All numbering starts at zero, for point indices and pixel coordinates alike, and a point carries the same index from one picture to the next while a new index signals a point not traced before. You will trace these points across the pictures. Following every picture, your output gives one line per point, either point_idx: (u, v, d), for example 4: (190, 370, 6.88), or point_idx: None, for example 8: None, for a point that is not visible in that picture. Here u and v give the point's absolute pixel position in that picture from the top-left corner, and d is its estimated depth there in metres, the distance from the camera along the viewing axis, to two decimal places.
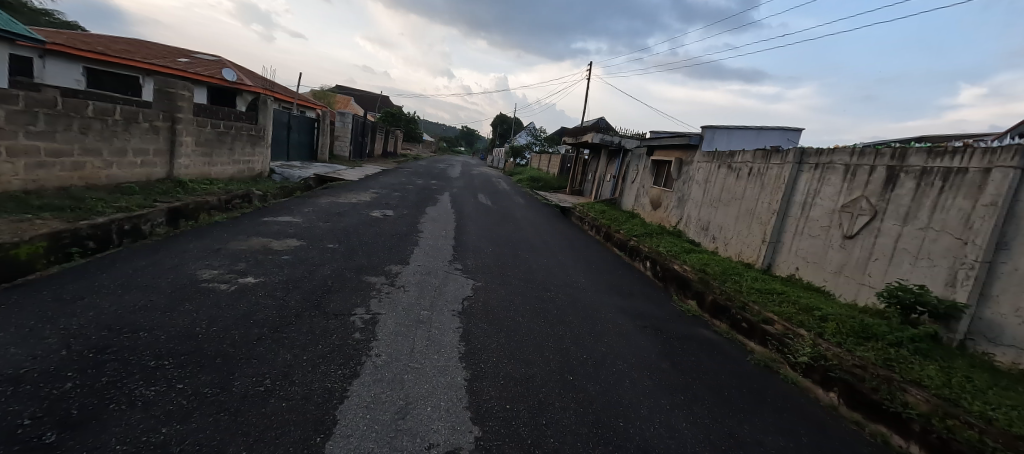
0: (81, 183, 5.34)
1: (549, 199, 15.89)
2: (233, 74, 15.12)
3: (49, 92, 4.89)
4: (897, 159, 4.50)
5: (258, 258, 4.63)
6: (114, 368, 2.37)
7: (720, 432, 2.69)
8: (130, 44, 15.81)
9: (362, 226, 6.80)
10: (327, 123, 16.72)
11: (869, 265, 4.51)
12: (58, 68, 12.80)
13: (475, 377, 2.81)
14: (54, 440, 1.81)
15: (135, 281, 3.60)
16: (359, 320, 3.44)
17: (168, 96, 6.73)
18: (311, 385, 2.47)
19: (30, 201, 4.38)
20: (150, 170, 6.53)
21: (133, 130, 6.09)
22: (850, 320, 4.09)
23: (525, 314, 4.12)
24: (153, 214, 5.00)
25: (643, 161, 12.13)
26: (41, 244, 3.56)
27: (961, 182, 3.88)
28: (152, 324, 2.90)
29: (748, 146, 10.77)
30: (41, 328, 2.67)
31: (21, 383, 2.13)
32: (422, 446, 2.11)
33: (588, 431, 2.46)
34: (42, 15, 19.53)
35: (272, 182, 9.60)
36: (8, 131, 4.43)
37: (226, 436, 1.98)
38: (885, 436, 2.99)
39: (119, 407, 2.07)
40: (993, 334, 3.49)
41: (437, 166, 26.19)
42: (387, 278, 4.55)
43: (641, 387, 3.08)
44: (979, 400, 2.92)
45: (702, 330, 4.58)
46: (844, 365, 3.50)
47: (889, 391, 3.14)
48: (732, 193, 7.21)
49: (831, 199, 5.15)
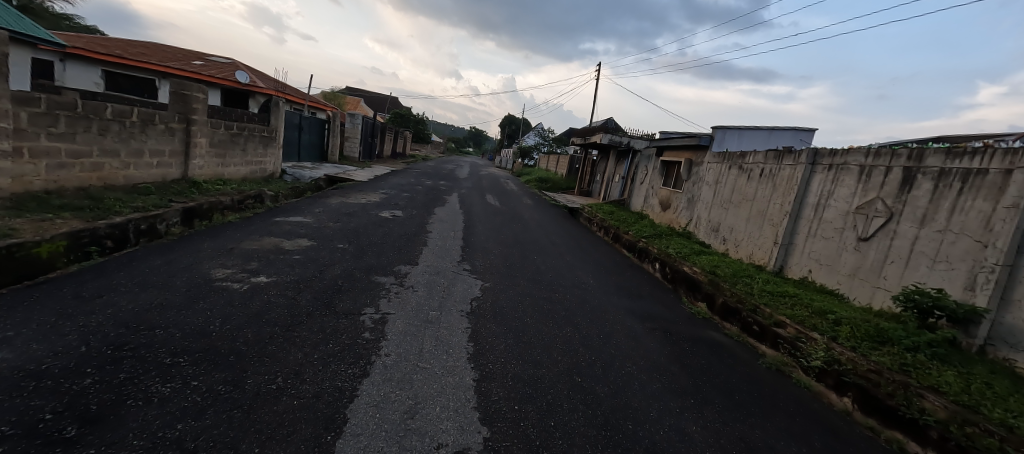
0: (99, 183, 5.45)
1: (554, 199, 16.07)
2: (246, 75, 15.35)
3: (69, 95, 4.99)
4: (914, 159, 4.41)
5: (270, 257, 4.69)
6: (131, 365, 2.41)
7: (731, 436, 2.66)
8: (147, 46, 16.13)
9: (373, 227, 6.89)
10: (338, 124, 16.97)
11: (885, 267, 4.43)
12: (78, 71, 13.13)
13: (484, 378, 2.81)
14: (74, 435, 1.85)
15: (151, 279, 3.66)
16: (369, 319, 3.46)
17: (183, 98, 6.84)
18: (323, 384, 2.49)
19: (51, 201, 4.48)
20: (165, 171, 6.64)
21: (149, 131, 6.21)
22: (865, 324, 4.03)
23: (533, 315, 4.10)
24: (169, 214, 5.07)
25: (651, 161, 12.02)
26: (61, 243, 3.64)
27: (981, 183, 3.81)
28: (167, 322, 2.95)
29: (757, 146, 10.62)
30: (62, 324, 2.73)
31: (41, 379, 2.17)
32: (430, 446, 2.12)
33: (597, 433, 2.45)
34: (60, 19, 19.96)
35: (284, 183, 9.76)
36: (31, 133, 4.53)
37: (238, 433, 2.00)
38: (901, 442, 2.92)
39: (135, 403, 2.10)
40: (1014, 340, 3.39)
41: (444, 166, 26.57)
42: (397, 278, 4.58)
43: (650, 389, 3.07)
44: (1000, 407, 2.85)
45: (712, 333, 4.53)
46: (859, 370, 3.43)
47: (906, 397, 3.07)
48: (743, 194, 7.13)
49: (845, 200, 5.07)
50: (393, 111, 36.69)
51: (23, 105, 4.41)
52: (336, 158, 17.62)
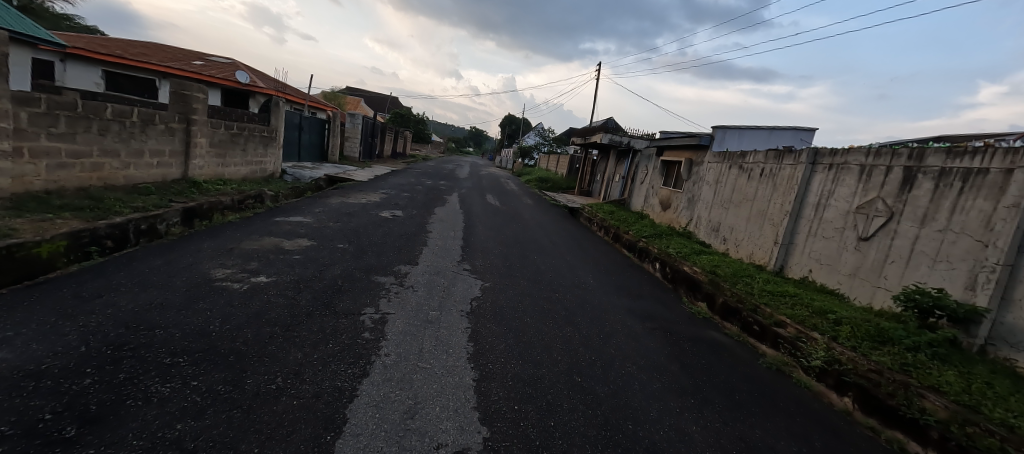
0: (99, 183, 5.46)
1: (555, 199, 16.04)
2: (246, 75, 15.35)
3: (69, 95, 4.98)
4: (914, 159, 4.41)
5: (270, 257, 4.69)
6: (131, 365, 2.41)
7: (731, 436, 2.66)
8: (147, 46, 16.13)
9: (373, 226, 6.89)
10: (338, 124, 16.97)
11: (885, 267, 4.42)
12: (79, 71, 13.15)
13: (484, 378, 2.81)
14: (74, 435, 1.85)
15: (151, 279, 3.66)
16: (369, 319, 3.46)
17: (183, 98, 6.83)
18: (322, 384, 2.49)
19: (51, 201, 4.48)
20: (165, 170, 6.64)
21: (150, 131, 6.21)
22: (865, 323, 4.03)
23: (533, 315, 4.10)
24: (169, 214, 5.07)
25: (651, 161, 12.01)
26: (61, 243, 3.63)
27: (981, 183, 3.80)
28: (167, 322, 2.95)
29: (757, 145, 10.60)
30: (62, 324, 2.73)
31: (41, 379, 2.17)
32: (429, 446, 2.11)
33: (597, 433, 2.44)
34: (60, 19, 20.01)
35: (284, 183, 9.75)
36: (31, 133, 4.53)
37: (238, 433, 2.00)
38: (902, 442, 2.92)
39: (135, 403, 2.10)
40: (1014, 340, 3.38)
41: (444, 166, 26.56)
42: (396, 278, 4.58)
43: (650, 389, 3.07)
44: (1000, 407, 2.85)
45: (712, 333, 4.53)
46: (859, 370, 3.43)
47: (906, 397, 3.07)
48: (743, 194, 7.12)
49: (845, 200, 5.06)
50: (393, 110, 36.63)
51: (23, 105, 4.40)
52: (336, 158, 17.59)
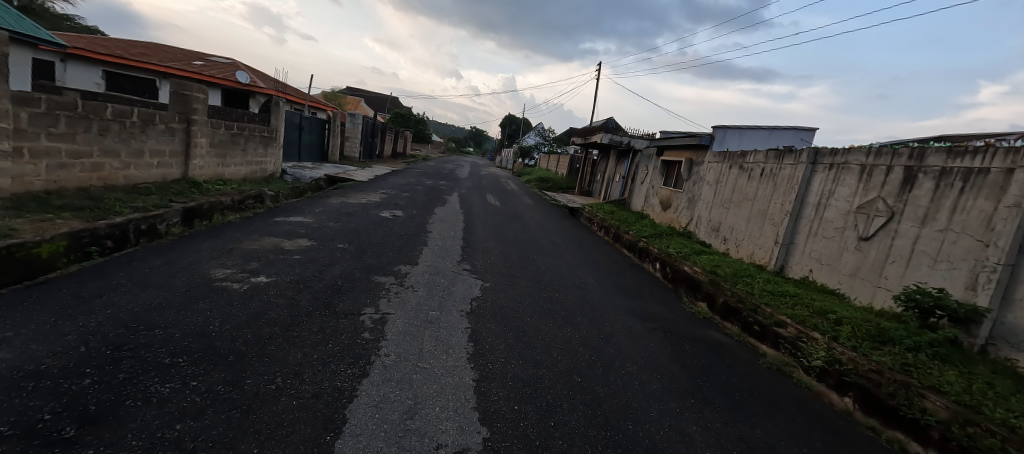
0: (99, 183, 5.46)
1: (555, 199, 16.03)
2: (246, 75, 15.35)
3: (69, 95, 4.98)
4: (915, 159, 4.40)
5: (270, 257, 4.68)
6: (131, 365, 2.41)
7: (731, 436, 2.65)
8: (147, 47, 16.14)
9: (374, 226, 6.89)
10: (338, 125, 16.97)
11: (886, 267, 4.42)
12: (79, 72, 13.16)
13: (483, 378, 2.80)
14: (73, 435, 1.84)
15: (151, 279, 3.66)
16: (369, 319, 3.46)
17: (183, 98, 6.82)
18: (322, 384, 2.49)
19: (51, 201, 4.48)
20: (165, 170, 6.65)
21: (150, 131, 6.21)
22: (865, 323, 4.03)
23: (533, 315, 4.10)
24: (169, 214, 5.07)
25: (652, 161, 12.01)
26: (61, 243, 3.63)
27: (982, 183, 3.79)
28: (167, 322, 2.95)
29: (757, 145, 10.58)
30: (62, 325, 2.73)
31: (41, 379, 2.17)
32: (429, 446, 2.11)
33: (597, 434, 2.44)
34: (60, 19, 20.04)
35: (284, 183, 9.75)
36: (31, 133, 4.52)
37: (238, 433, 2.00)
38: (902, 442, 2.91)
39: (134, 403, 2.10)
40: (1015, 340, 3.38)
41: (444, 166, 26.57)
42: (396, 278, 4.57)
43: (650, 389, 3.06)
44: (1001, 407, 2.84)
45: (712, 333, 4.52)
46: (859, 370, 3.42)
47: (907, 397, 3.06)
48: (744, 193, 7.11)
49: (846, 200, 5.06)
50: (393, 110, 36.58)
51: (23, 106, 4.40)
52: (336, 158, 17.58)
